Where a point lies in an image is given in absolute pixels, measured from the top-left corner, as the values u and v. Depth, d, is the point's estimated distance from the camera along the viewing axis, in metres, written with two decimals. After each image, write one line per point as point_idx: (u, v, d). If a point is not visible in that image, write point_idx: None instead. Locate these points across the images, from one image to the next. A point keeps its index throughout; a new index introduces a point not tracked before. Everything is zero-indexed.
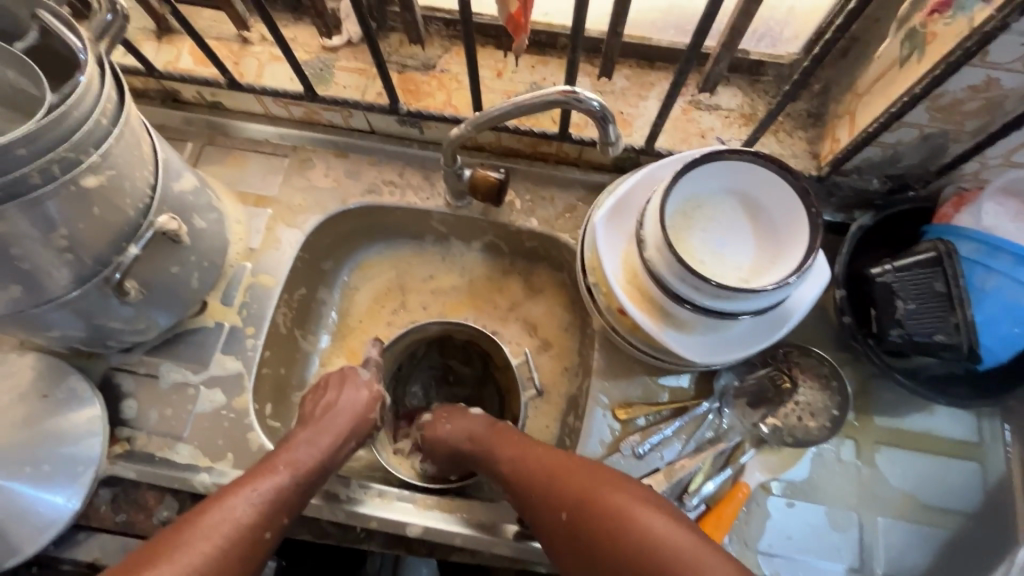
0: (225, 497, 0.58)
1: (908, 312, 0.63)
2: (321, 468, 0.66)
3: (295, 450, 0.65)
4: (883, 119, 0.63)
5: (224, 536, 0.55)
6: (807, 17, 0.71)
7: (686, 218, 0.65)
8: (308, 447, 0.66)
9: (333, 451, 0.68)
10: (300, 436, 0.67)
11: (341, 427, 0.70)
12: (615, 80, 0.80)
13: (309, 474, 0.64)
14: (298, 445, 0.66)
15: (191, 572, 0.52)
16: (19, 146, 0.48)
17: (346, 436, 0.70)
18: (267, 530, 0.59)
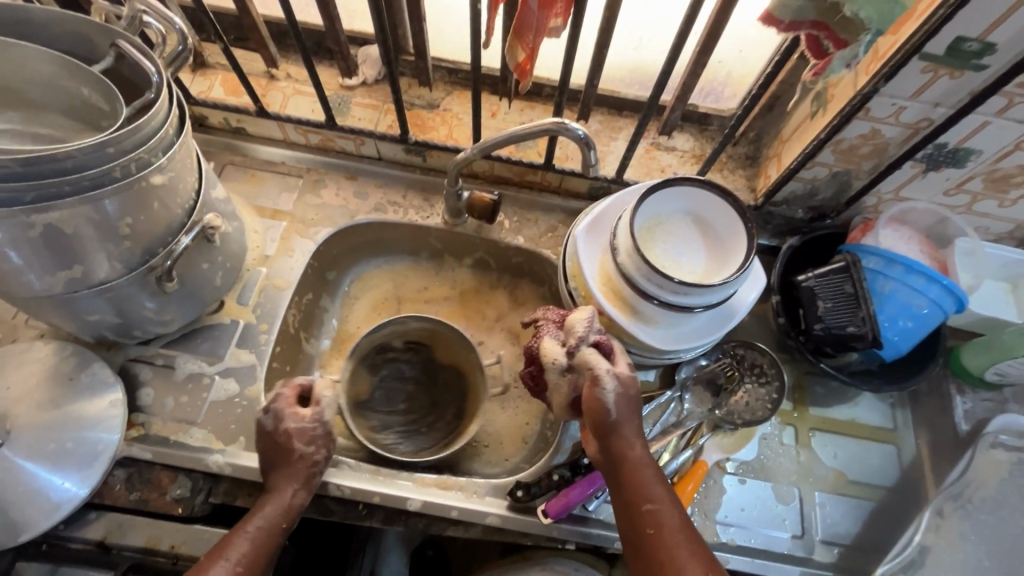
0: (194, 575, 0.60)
1: (827, 309, 0.78)
2: (287, 512, 0.69)
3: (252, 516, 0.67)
4: (801, 158, 0.80)
5: None
6: (741, 81, 0.89)
7: (650, 232, 0.80)
8: (264, 507, 0.68)
9: (290, 499, 0.70)
10: (258, 501, 0.69)
11: (286, 471, 0.71)
12: (590, 123, 0.96)
13: (271, 532, 0.66)
14: (258, 508, 0.68)
15: None
16: (108, 146, 0.58)
17: (301, 473, 0.71)
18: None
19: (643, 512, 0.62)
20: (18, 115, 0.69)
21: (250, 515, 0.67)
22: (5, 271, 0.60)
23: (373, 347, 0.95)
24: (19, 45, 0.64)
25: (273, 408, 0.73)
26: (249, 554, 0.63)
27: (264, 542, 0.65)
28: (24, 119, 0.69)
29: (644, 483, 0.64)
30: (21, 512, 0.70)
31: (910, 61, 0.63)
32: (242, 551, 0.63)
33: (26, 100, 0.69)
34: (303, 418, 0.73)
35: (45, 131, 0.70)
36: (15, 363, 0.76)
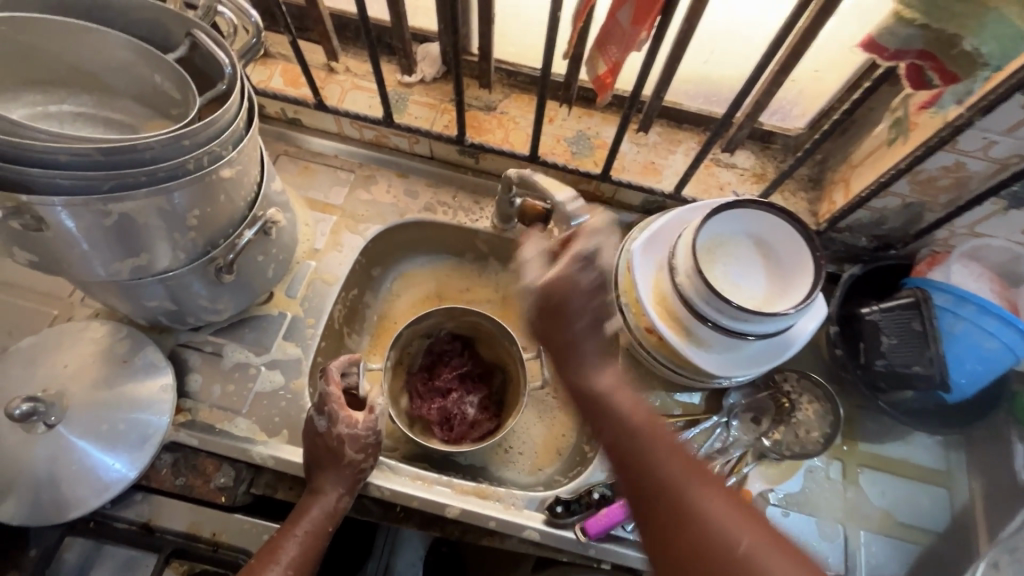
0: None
1: (891, 345, 0.77)
2: (332, 515, 0.72)
3: (299, 518, 0.70)
4: (873, 187, 0.77)
5: None
6: (812, 101, 0.86)
7: (710, 252, 0.78)
8: (310, 511, 0.71)
9: (333, 503, 0.72)
10: (303, 500, 0.72)
11: (332, 476, 0.73)
12: (649, 135, 0.95)
13: (318, 535, 0.70)
14: (302, 511, 0.71)
15: None
16: (184, 139, 0.58)
17: (345, 478, 0.73)
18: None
19: (587, 393, 0.55)
20: (92, 98, 0.70)
21: (296, 518, 0.71)
22: (76, 257, 0.60)
23: (419, 333, 0.95)
24: (100, 30, 0.64)
25: (327, 412, 0.74)
26: (294, 559, 0.68)
27: (311, 545, 0.70)
28: (96, 103, 0.70)
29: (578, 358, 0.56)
30: (72, 490, 0.71)
31: (1012, 97, 0.59)
32: (294, 555, 0.68)
33: (99, 83, 0.70)
34: (356, 426, 0.75)
35: (116, 116, 0.70)
36: (71, 341, 0.77)
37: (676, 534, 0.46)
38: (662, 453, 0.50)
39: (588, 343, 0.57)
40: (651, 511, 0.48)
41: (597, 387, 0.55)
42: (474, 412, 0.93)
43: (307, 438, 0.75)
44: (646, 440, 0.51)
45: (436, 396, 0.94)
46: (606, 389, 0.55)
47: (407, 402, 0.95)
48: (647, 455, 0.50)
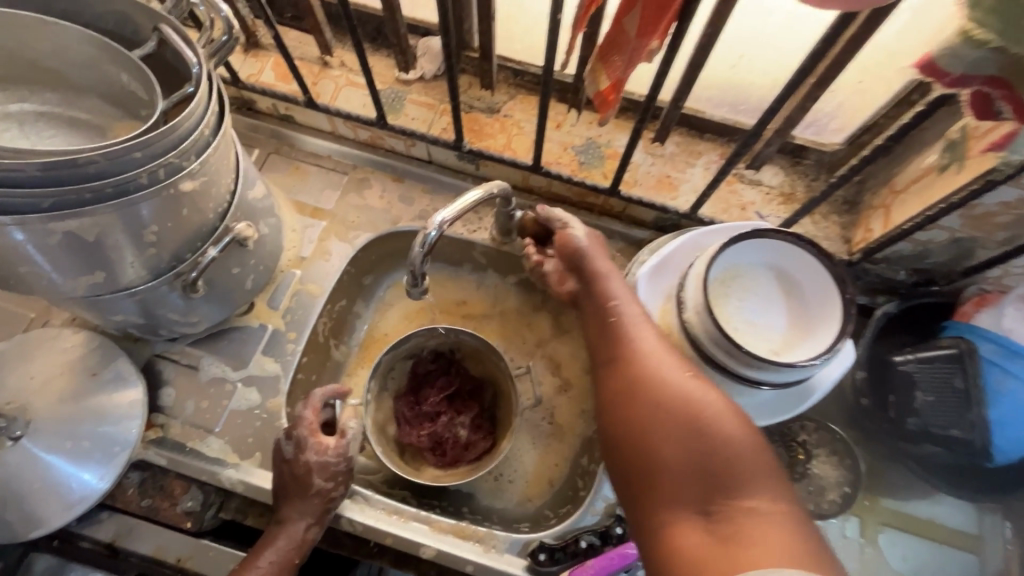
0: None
1: (926, 403, 0.69)
2: (298, 545, 0.67)
3: (261, 552, 0.65)
4: (918, 220, 0.67)
5: None
6: (853, 114, 0.76)
7: (724, 285, 0.69)
8: (273, 543, 0.66)
9: (300, 535, 0.67)
10: (268, 531, 0.67)
11: (299, 505, 0.67)
12: (666, 146, 0.86)
13: (283, 568, 0.65)
14: (266, 542, 0.66)
15: None
16: (135, 151, 0.52)
17: (312, 510, 0.68)
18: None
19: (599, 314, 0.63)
20: (57, 96, 0.65)
21: (258, 550, 0.66)
22: (26, 274, 0.56)
23: (402, 356, 0.87)
24: (59, 24, 0.59)
25: (295, 437, 0.69)
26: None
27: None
28: (62, 102, 0.65)
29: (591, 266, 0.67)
30: (33, 509, 0.68)
31: None
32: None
33: (64, 80, 0.65)
34: (326, 453, 0.69)
35: (82, 116, 0.65)
36: (42, 350, 0.75)
37: (637, 397, 0.52)
38: (650, 350, 0.56)
39: (615, 283, 0.65)
40: (620, 380, 0.55)
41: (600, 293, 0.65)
42: (467, 434, 0.85)
43: (277, 464, 0.70)
44: (628, 335, 0.59)
45: (426, 421, 0.86)
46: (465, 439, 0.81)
47: (396, 428, 0.87)
48: (625, 342, 0.58)
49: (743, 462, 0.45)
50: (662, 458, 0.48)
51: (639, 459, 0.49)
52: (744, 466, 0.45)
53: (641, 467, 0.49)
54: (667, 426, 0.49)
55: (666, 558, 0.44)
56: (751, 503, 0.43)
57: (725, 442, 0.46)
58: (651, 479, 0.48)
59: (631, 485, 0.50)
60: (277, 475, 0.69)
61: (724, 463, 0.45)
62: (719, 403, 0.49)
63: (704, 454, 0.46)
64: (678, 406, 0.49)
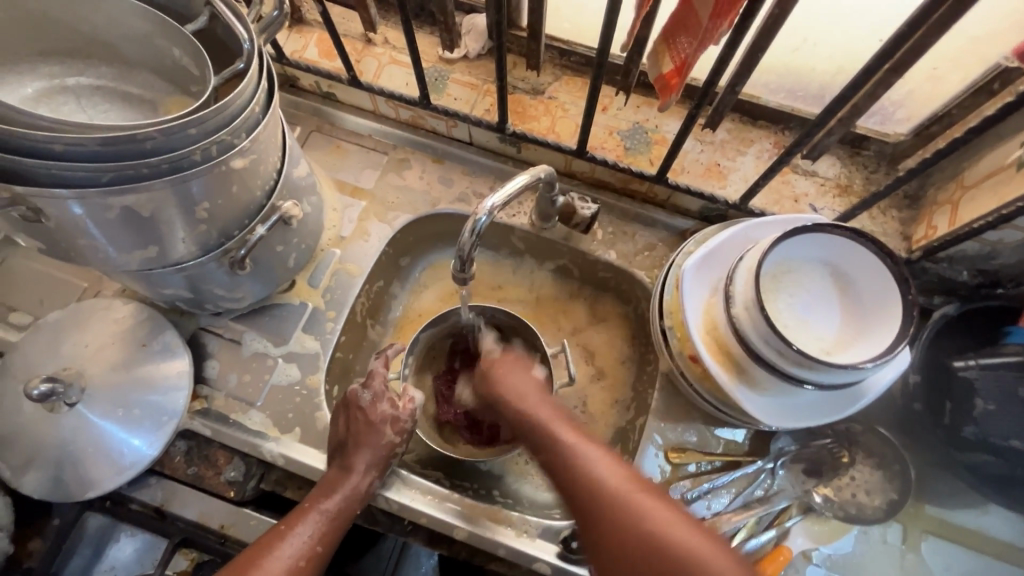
0: (272, 544, 0.62)
1: (987, 411, 0.66)
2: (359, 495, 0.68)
3: (327, 495, 0.67)
4: (991, 218, 0.63)
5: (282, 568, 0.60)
6: (924, 103, 0.71)
7: (775, 281, 0.67)
8: (337, 489, 0.67)
9: (362, 485, 0.69)
10: (331, 477, 0.69)
11: (368, 454, 0.69)
12: (717, 132, 0.83)
13: (346, 514, 0.67)
14: (329, 487, 0.68)
15: None
16: (190, 127, 0.52)
17: (376, 460, 0.70)
18: (304, 559, 0.62)
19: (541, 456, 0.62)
20: (112, 71, 0.66)
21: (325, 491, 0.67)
22: (85, 247, 0.57)
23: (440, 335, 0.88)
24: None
25: (373, 388, 0.73)
26: (317, 535, 0.64)
27: (336, 522, 0.65)
28: (116, 76, 0.66)
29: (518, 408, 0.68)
30: (88, 471, 0.71)
31: None
32: (319, 529, 0.64)
33: (118, 54, 0.65)
34: (399, 409, 0.73)
35: (136, 91, 0.66)
36: (96, 319, 0.77)
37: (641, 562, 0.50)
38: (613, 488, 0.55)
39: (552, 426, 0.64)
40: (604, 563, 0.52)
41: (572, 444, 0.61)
42: None
43: (347, 413, 0.72)
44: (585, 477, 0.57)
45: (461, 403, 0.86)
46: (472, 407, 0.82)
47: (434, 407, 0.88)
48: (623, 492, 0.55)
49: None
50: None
51: None
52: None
53: None
54: None
55: None
56: None
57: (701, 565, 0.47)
58: None
59: (617, 574, 0.51)
60: (344, 428, 0.72)
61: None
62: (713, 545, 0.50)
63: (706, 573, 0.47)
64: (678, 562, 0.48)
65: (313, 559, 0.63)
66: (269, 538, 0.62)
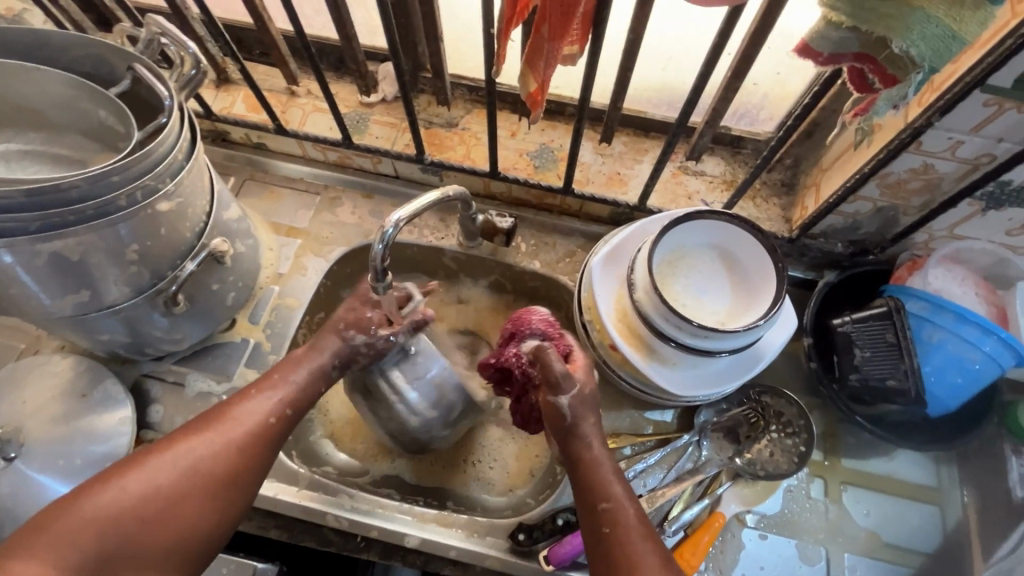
0: (235, 403, 0.66)
1: (864, 358, 0.73)
2: (306, 396, 0.69)
3: (294, 369, 0.70)
4: (841, 192, 0.73)
5: (234, 436, 0.62)
6: (779, 103, 0.83)
7: (670, 266, 0.75)
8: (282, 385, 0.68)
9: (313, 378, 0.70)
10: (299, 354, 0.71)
11: (306, 366, 0.70)
12: (614, 145, 0.92)
13: (292, 403, 0.68)
14: (290, 366, 0.70)
15: (211, 447, 0.61)
16: (114, 175, 0.57)
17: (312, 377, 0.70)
18: (275, 417, 0.66)
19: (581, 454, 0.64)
20: (40, 135, 0.71)
21: (287, 367, 0.70)
22: (17, 296, 0.60)
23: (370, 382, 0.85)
24: (41, 70, 0.65)
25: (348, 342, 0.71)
26: (283, 399, 0.67)
27: (287, 403, 0.67)
28: (44, 140, 0.71)
29: (581, 442, 0.64)
30: None
31: (970, 95, 0.56)
32: (268, 404, 0.66)
33: (45, 120, 0.70)
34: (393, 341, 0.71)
35: (64, 152, 0.71)
36: (34, 376, 0.78)
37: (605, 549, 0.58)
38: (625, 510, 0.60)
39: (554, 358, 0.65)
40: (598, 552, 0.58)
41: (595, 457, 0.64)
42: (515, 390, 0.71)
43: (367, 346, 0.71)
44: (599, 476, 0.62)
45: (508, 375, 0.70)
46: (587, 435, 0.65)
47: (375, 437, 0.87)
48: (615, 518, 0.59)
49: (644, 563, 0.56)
50: None
51: None
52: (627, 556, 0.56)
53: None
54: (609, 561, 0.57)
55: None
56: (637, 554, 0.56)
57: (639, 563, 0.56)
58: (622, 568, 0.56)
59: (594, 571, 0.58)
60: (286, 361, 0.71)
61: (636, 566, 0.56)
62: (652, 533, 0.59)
63: None
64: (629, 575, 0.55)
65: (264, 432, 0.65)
66: (236, 398, 0.66)
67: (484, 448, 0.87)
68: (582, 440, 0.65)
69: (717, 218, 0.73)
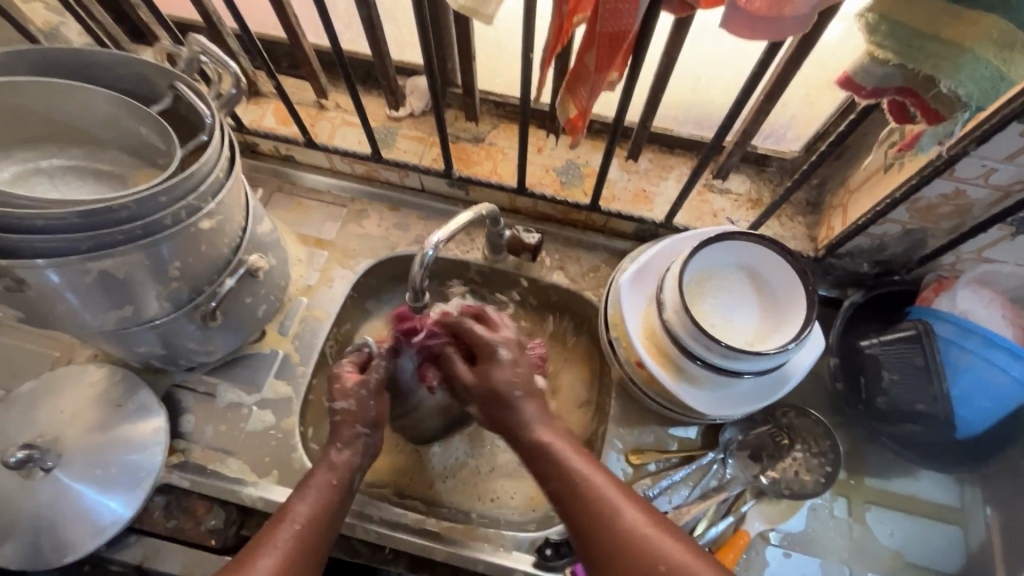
0: (269, 532, 0.59)
1: (891, 382, 0.75)
2: (332, 510, 0.63)
3: (312, 483, 0.64)
4: (870, 215, 0.74)
5: None
6: (807, 124, 0.83)
7: (699, 286, 0.76)
8: (309, 496, 0.62)
9: (337, 486, 0.64)
10: (320, 462, 0.66)
11: (321, 473, 0.65)
12: (640, 162, 0.93)
13: (323, 521, 0.61)
14: (301, 492, 0.63)
15: None
16: (161, 195, 0.59)
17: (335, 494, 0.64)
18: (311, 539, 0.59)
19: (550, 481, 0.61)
20: (82, 151, 0.72)
21: (308, 480, 0.64)
22: (63, 312, 0.62)
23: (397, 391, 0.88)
24: (88, 89, 0.66)
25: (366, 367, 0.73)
26: (312, 511, 0.61)
27: (318, 525, 0.60)
28: (86, 155, 0.72)
29: (553, 448, 0.62)
30: (65, 536, 0.72)
31: (1007, 126, 0.56)
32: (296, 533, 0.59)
33: (88, 137, 0.72)
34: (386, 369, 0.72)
35: (106, 167, 0.72)
36: (69, 385, 0.79)
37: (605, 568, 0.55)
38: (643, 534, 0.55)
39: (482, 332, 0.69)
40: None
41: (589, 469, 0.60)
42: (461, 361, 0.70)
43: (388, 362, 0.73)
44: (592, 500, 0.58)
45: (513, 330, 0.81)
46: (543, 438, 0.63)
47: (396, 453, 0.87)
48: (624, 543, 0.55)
49: None
50: None
51: None
52: None
53: None
54: None
55: None
56: None
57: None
58: None
59: None
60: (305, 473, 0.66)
61: None
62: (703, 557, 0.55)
63: None
64: None
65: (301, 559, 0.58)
66: (257, 540, 0.58)
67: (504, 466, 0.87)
68: (529, 428, 0.64)
69: (746, 240, 0.74)
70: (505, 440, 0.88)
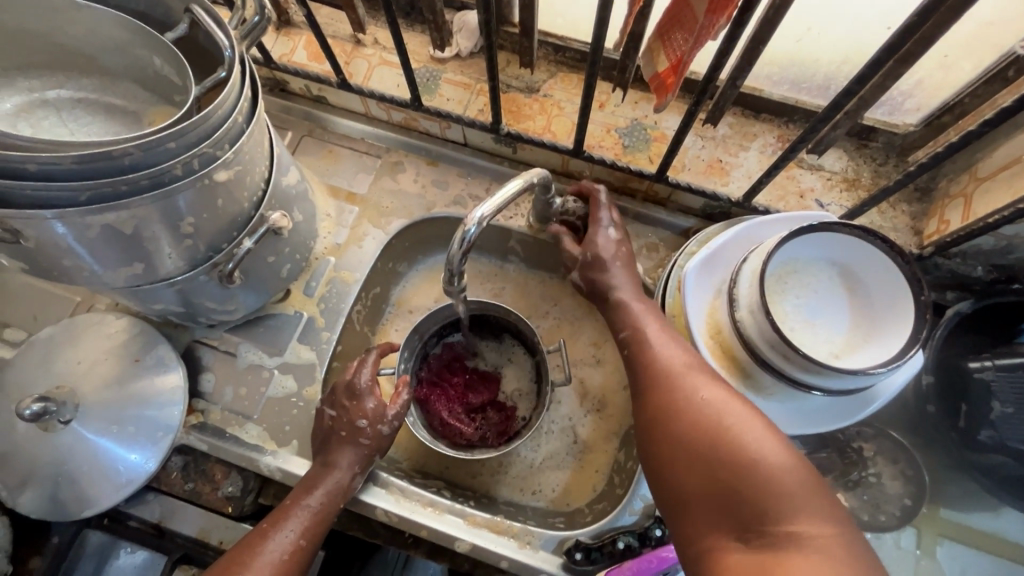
0: (257, 544, 0.60)
1: (1004, 415, 0.65)
2: (331, 504, 0.65)
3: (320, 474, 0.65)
4: (1007, 213, 0.60)
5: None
6: (934, 92, 0.68)
7: (781, 283, 0.65)
8: (319, 486, 0.65)
9: (345, 481, 0.66)
10: (313, 473, 0.66)
11: (344, 451, 0.66)
12: (718, 126, 0.80)
13: (327, 511, 0.64)
14: (310, 483, 0.65)
15: None
16: (169, 141, 0.51)
17: (338, 487, 0.65)
18: (305, 538, 0.62)
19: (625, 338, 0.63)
20: (92, 82, 0.64)
21: (308, 486, 0.65)
22: (69, 266, 0.56)
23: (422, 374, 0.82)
24: (92, 8, 0.57)
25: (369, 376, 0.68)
26: (315, 509, 0.63)
27: (320, 519, 0.63)
28: (97, 87, 0.64)
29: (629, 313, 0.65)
30: (83, 490, 0.71)
31: None
32: (301, 523, 0.62)
33: (98, 65, 0.64)
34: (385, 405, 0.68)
35: (117, 102, 0.64)
36: (89, 334, 0.76)
37: (661, 428, 0.52)
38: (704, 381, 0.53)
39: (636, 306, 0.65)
40: (674, 426, 0.51)
41: (677, 371, 0.56)
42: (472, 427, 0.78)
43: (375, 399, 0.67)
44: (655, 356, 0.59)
45: (453, 370, 0.82)
46: (648, 330, 0.62)
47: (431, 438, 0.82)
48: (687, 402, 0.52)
49: (755, 447, 0.46)
50: (701, 449, 0.48)
51: (708, 453, 0.48)
52: (745, 452, 0.46)
53: (725, 453, 0.47)
54: (705, 448, 0.48)
55: (736, 463, 0.46)
56: (755, 448, 0.46)
57: (751, 451, 0.46)
58: (739, 470, 0.45)
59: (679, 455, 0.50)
60: (320, 436, 0.68)
61: (742, 442, 0.46)
62: (806, 490, 0.43)
63: (739, 445, 0.46)
64: (722, 431, 0.48)
65: (297, 553, 0.61)
66: (259, 529, 0.61)
67: (550, 454, 0.81)
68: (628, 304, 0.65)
69: (849, 235, 0.62)
70: (554, 425, 0.82)
